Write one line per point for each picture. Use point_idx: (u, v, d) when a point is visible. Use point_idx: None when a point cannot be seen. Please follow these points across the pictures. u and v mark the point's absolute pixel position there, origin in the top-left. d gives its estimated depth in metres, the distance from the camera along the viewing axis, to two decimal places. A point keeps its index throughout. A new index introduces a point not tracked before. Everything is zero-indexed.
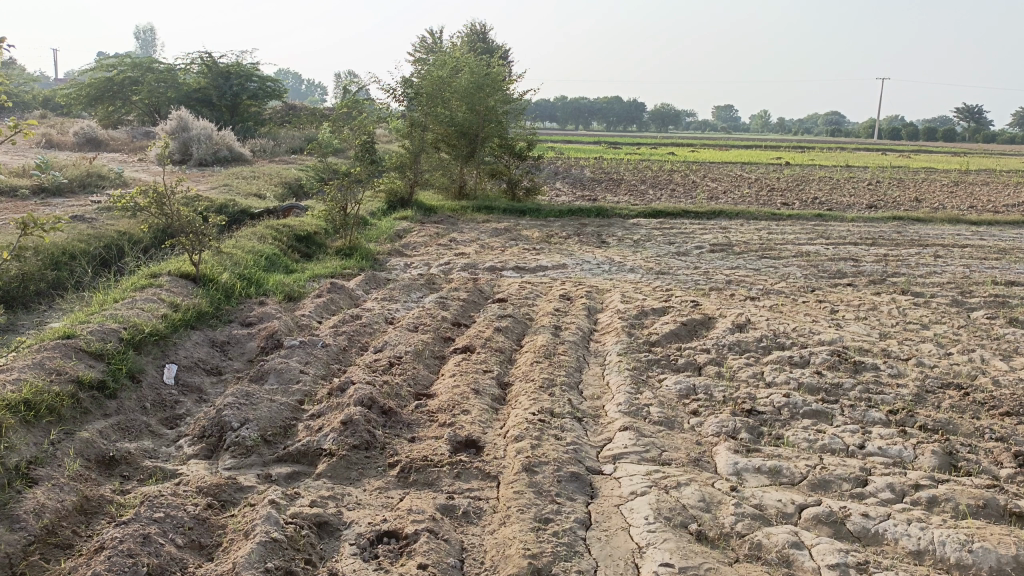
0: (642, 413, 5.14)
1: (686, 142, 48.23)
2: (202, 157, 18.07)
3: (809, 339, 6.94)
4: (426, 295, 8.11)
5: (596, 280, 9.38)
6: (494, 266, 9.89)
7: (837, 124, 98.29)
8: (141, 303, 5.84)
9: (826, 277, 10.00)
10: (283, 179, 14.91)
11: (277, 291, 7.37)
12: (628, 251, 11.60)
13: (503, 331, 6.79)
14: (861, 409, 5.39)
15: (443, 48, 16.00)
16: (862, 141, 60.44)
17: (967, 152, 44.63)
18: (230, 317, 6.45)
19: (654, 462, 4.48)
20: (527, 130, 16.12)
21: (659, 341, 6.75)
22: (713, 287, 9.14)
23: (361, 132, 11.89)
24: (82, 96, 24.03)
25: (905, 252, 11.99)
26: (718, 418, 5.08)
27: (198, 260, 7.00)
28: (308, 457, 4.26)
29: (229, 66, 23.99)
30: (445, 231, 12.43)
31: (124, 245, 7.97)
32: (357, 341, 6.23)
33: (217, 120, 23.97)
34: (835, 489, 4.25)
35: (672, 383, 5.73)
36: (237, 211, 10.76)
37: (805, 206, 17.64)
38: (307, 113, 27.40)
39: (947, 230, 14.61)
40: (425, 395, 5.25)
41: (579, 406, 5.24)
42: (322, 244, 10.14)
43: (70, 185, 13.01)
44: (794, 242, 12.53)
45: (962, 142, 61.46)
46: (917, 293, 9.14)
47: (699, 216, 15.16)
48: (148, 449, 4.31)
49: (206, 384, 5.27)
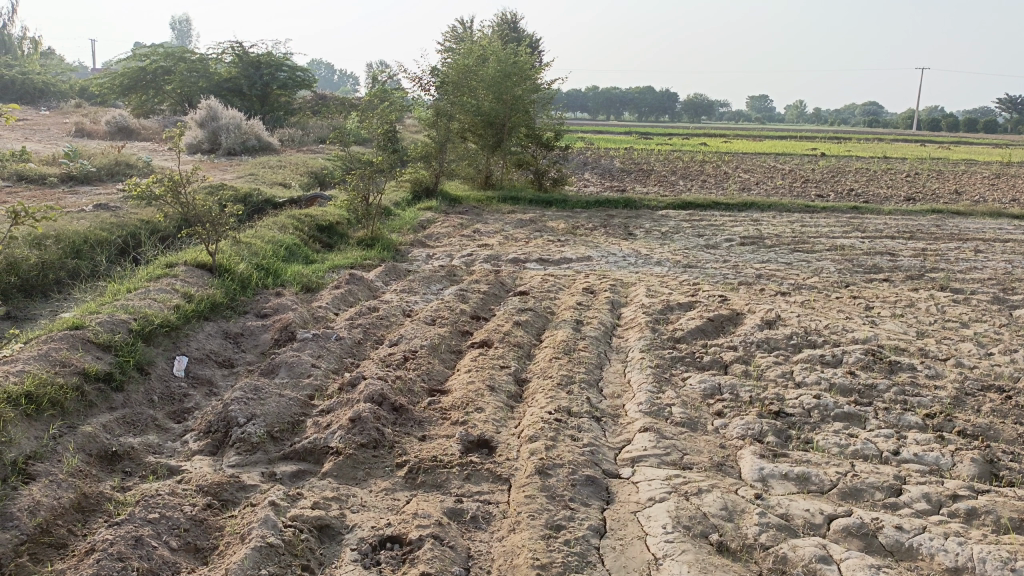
0: (664, 413, 4.94)
1: (718, 133, 47.53)
2: (231, 146, 18.11)
3: (841, 336, 6.67)
4: (446, 287, 7.96)
5: (622, 273, 9.16)
6: (517, 258, 9.70)
7: (873, 115, 96.34)
8: (154, 293, 5.76)
9: (861, 272, 9.67)
10: (308, 168, 14.84)
11: (295, 281, 7.26)
12: (656, 243, 11.34)
13: (523, 325, 6.61)
14: (895, 412, 5.13)
15: (471, 37, 15.82)
16: (899, 132, 59.07)
17: (1010, 144, 43.25)
18: (245, 308, 6.35)
19: (675, 466, 4.27)
20: (555, 119, 15.89)
21: (684, 337, 6.53)
22: (742, 281, 8.87)
23: (385, 121, 11.77)
24: (115, 85, 24.21)
25: (944, 246, 11.59)
26: (743, 420, 4.86)
27: (215, 250, 6.91)
28: (314, 455, 4.12)
29: (259, 56, 24.02)
30: (470, 222, 12.27)
31: (143, 233, 7.91)
32: (373, 334, 6.10)
33: (247, 110, 24.06)
34: (866, 499, 4.01)
35: (696, 382, 5.51)
36: (260, 200, 10.70)
37: (840, 198, 17.21)
38: (336, 103, 27.37)
39: (989, 224, 14.12)
40: (439, 392, 5.09)
41: (598, 405, 5.04)
42: (344, 235, 10.04)
43: (98, 173, 13.06)
44: (828, 236, 12.18)
45: (1003, 133, 59.82)
46: (957, 290, 8.78)
47: (730, 208, 14.82)
48: (152, 444, 4.21)
49: (217, 376, 5.16)
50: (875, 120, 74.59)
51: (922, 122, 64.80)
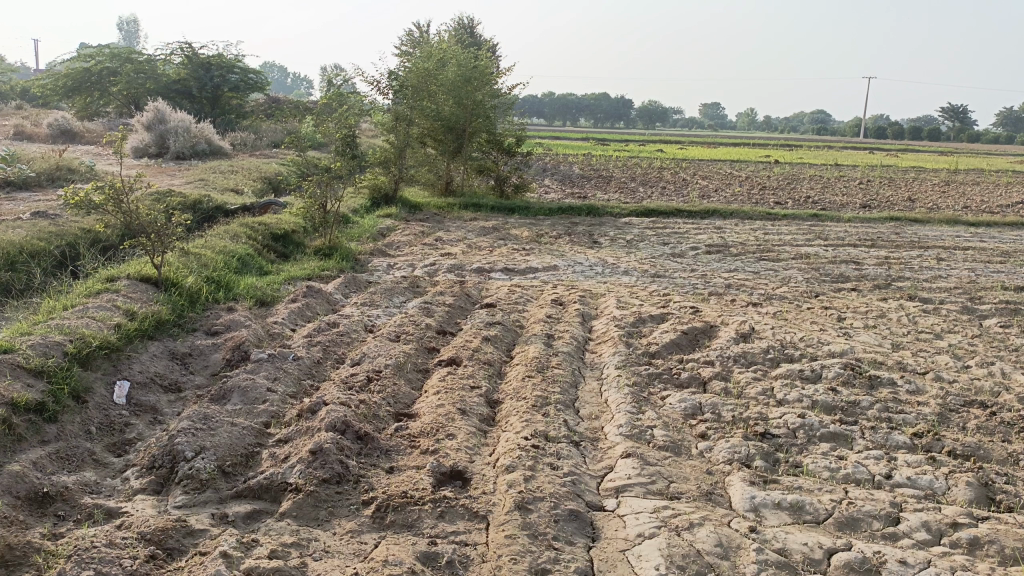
0: (646, 436, 4.67)
1: (674, 138, 47.90)
2: (180, 150, 17.46)
3: (818, 349, 6.50)
4: (409, 299, 7.60)
5: (590, 283, 8.91)
6: (481, 267, 9.39)
7: (823, 123, 98.38)
8: (93, 311, 5.30)
9: (829, 281, 9.58)
10: (262, 174, 14.34)
11: (248, 295, 6.83)
12: (622, 251, 11.13)
13: (492, 341, 6.30)
14: (882, 431, 4.95)
15: (429, 41, 15.45)
16: (848, 140, 60.31)
17: (955, 151, 44.31)
18: (195, 325, 5.92)
19: (662, 496, 4.00)
20: (516, 125, 15.60)
21: (659, 352, 6.28)
22: (713, 292, 8.68)
23: (342, 125, 11.35)
24: (58, 86, 23.25)
25: (906, 254, 11.60)
26: (729, 443, 4.62)
27: (160, 262, 6.46)
28: (270, 493, 3.75)
29: (210, 57, 23.34)
30: (431, 229, 11.92)
31: (83, 243, 7.39)
32: (333, 352, 5.72)
33: (197, 113, 23.35)
34: (864, 529, 3.79)
35: (676, 402, 5.25)
36: (211, 207, 10.21)
37: (799, 205, 17.29)
38: (290, 106, 26.72)
39: (947, 231, 14.26)
40: (406, 416, 4.75)
41: (576, 429, 4.75)
42: (300, 244, 9.61)
43: (37, 179, 12.37)
44: (792, 243, 12.13)
45: (947, 141, 61.46)
46: (925, 299, 8.72)
47: (693, 215, 14.73)
48: (89, 483, 3.79)
49: (162, 403, 4.74)
50: (825, 129, 76.12)
51: (870, 130, 66.30)
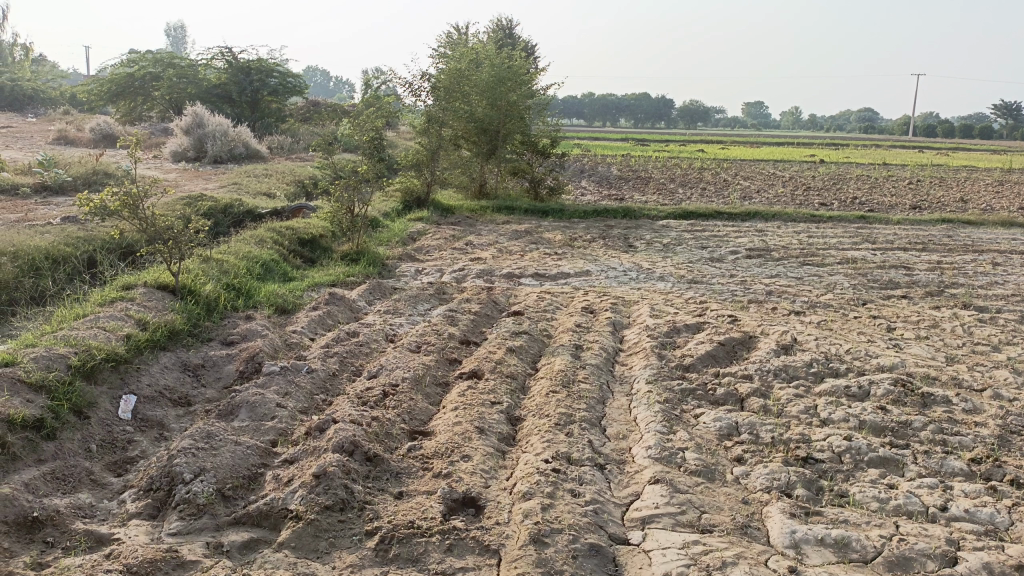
0: (676, 460, 4.34)
1: (716, 138, 47.28)
2: (218, 154, 17.51)
3: (865, 363, 6.08)
4: (434, 307, 7.37)
5: (622, 290, 8.58)
6: (511, 272, 9.12)
7: (869, 122, 96.15)
8: (103, 322, 5.15)
9: (878, 288, 9.10)
10: (295, 177, 14.25)
11: (268, 302, 6.66)
12: (658, 256, 10.76)
13: (517, 352, 6.02)
14: (936, 456, 4.56)
15: (464, 42, 15.21)
16: (897, 138, 58.64)
17: (1009, 150, 42.77)
18: (210, 335, 5.75)
19: (692, 528, 3.68)
20: (551, 126, 15.26)
21: (693, 365, 5.94)
22: (752, 299, 8.28)
23: (369, 128, 11.13)
24: (103, 92, 23.55)
25: (960, 259, 11.03)
26: (767, 468, 4.27)
27: (178, 269, 6.31)
28: (270, 520, 3.52)
29: (250, 62, 23.51)
30: (462, 233, 11.69)
31: (107, 248, 7.30)
32: (351, 364, 5.50)
33: (236, 117, 23.49)
34: (918, 570, 3.42)
35: (710, 421, 4.90)
36: (240, 211, 10.09)
37: (845, 206, 16.70)
38: (328, 108, 26.75)
39: (1002, 234, 13.58)
40: (422, 435, 4.49)
41: (601, 450, 4.45)
42: (327, 249, 9.44)
43: (73, 183, 12.42)
44: (838, 247, 11.62)
45: (1000, 140, 59.45)
46: (981, 308, 8.21)
47: (734, 217, 14.27)
48: (83, 506, 3.60)
49: (169, 417, 4.57)
50: (872, 127, 74.33)
51: (918, 128, 64.56)
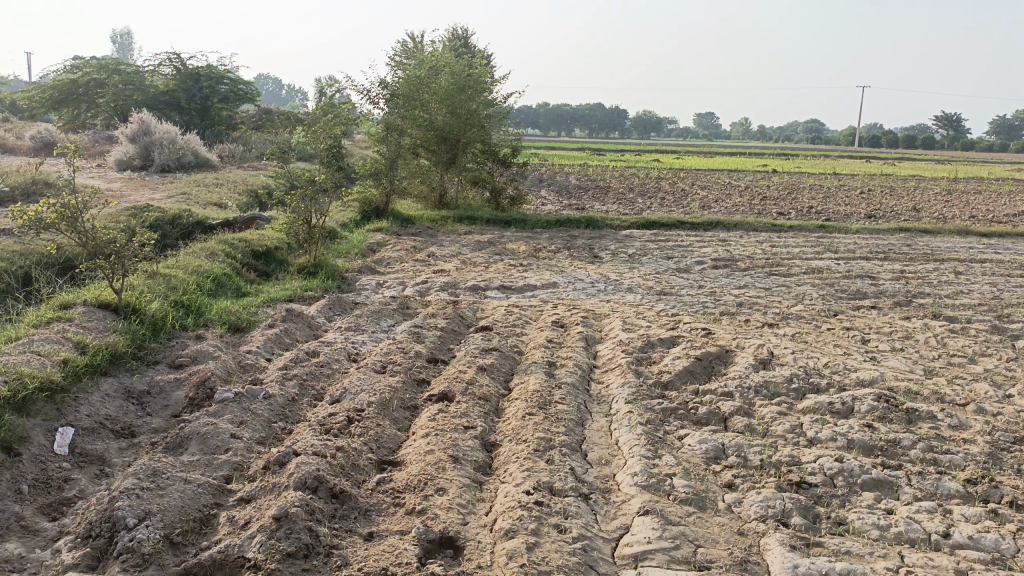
0: (665, 487, 4.07)
1: (670, 149, 47.68)
2: (165, 163, 16.88)
3: (846, 377, 5.91)
4: (398, 323, 7.01)
5: (592, 302, 8.33)
6: (476, 285, 8.81)
7: (817, 133, 98.40)
8: (38, 346, 4.70)
9: (846, 298, 9.03)
10: (248, 187, 13.75)
11: (220, 320, 6.25)
12: (624, 266, 10.56)
13: (488, 370, 5.71)
14: (930, 477, 4.38)
15: (421, 50, 14.87)
16: (844, 148, 60.06)
17: (954, 161, 43.87)
18: (157, 358, 5.33)
19: (688, 565, 3.41)
20: (512, 135, 15.00)
21: (671, 382, 5.70)
22: (724, 311, 8.09)
23: (326, 135, 10.72)
24: (44, 98, 22.62)
25: (922, 268, 11.06)
26: (760, 495, 4.04)
27: (122, 286, 5.86)
28: (225, 570, 3.16)
29: (199, 68, 22.85)
30: (423, 244, 11.34)
31: (45, 264, 6.79)
32: (311, 388, 5.12)
33: (185, 124, 22.78)
34: None
35: (695, 444, 4.65)
36: (190, 222, 9.60)
37: (802, 216, 16.79)
38: (281, 117, 26.13)
39: (958, 243, 13.73)
40: (391, 465, 4.16)
41: (584, 478, 4.16)
42: (283, 261, 9.02)
43: (10, 194, 11.74)
44: (802, 257, 11.56)
45: (942, 150, 61.26)
46: (951, 318, 8.16)
47: (696, 227, 14.18)
48: (10, 559, 3.18)
49: (112, 451, 4.15)
50: (819, 139, 75.91)
51: (865, 139, 66.12)
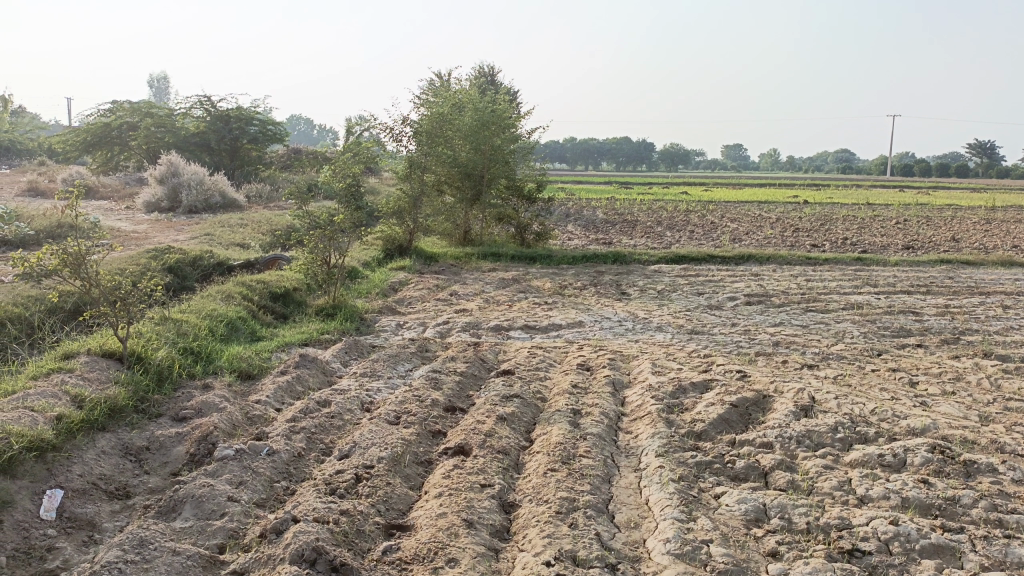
0: (700, 555, 3.69)
1: (698, 182, 47.26)
2: (192, 204, 16.90)
3: (896, 425, 5.46)
4: (415, 367, 6.71)
5: (620, 343, 7.97)
6: (499, 325, 8.50)
7: (846, 163, 97.45)
8: (32, 401, 4.47)
9: (889, 335, 8.56)
10: (272, 226, 13.66)
11: (230, 367, 6.00)
12: (653, 304, 10.20)
13: (509, 420, 5.36)
14: (998, 542, 3.93)
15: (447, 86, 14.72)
16: (876, 178, 59.20)
17: (990, 189, 42.96)
18: (160, 410, 5.08)
19: None
20: (536, 170, 14.84)
21: (706, 432, 5.31)
22: (760, 352, 7.67)
23: (345, 173, 10.58)
24: (78, 141, 22.94)
25: (968, 302, 10.54)
26: (808, 566, 3.63)
27: (127, 334, 5.65)
28: None
29: (228, 109, 23.09)
30: (446, 282, 11.10)
31: (53, 311, 6.62)
32: (320, 442, 4.81)
33: (215, 165, 22.94)
34: None
35: (734, 504, 4.25)
36: (210, 263, 9.46)
37: (837, 247, 16.32)
38: (309, 156, 26.33)
39: (1004, 274, 13.16)
40: (400, 530, 3.82)
41: (611, 545, 3.79)
42: (301, 303, 8.82)
43: (36, 237, 11.74)
44: (839, 291, 11.11)
45: (976, 178, 60.12)
46: (1003, 357, 7.65)
47: (727, 261, 13.77)
48: None
49: (102, 515, 3.87)
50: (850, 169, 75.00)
51: (896, 168, 65.25)
